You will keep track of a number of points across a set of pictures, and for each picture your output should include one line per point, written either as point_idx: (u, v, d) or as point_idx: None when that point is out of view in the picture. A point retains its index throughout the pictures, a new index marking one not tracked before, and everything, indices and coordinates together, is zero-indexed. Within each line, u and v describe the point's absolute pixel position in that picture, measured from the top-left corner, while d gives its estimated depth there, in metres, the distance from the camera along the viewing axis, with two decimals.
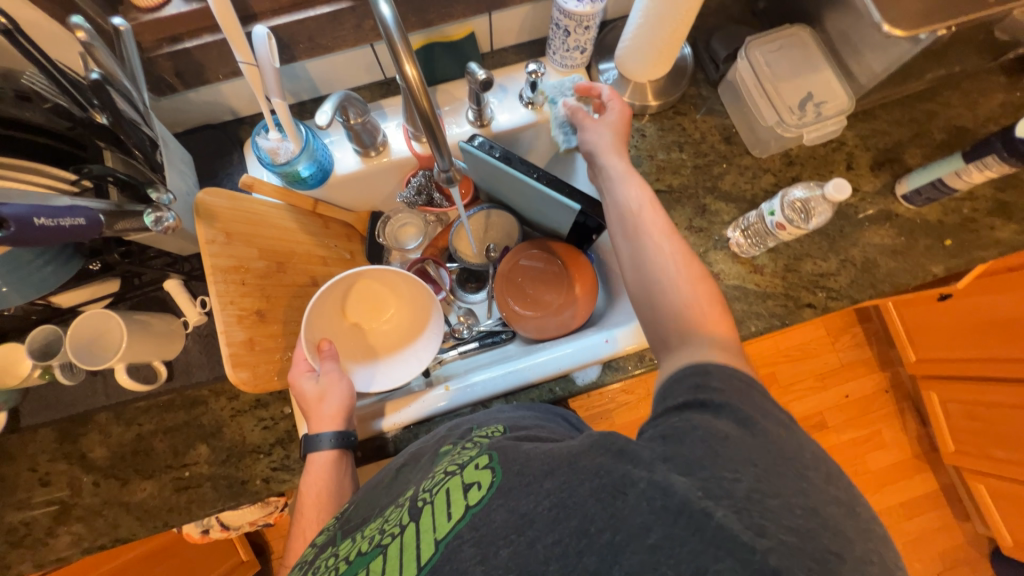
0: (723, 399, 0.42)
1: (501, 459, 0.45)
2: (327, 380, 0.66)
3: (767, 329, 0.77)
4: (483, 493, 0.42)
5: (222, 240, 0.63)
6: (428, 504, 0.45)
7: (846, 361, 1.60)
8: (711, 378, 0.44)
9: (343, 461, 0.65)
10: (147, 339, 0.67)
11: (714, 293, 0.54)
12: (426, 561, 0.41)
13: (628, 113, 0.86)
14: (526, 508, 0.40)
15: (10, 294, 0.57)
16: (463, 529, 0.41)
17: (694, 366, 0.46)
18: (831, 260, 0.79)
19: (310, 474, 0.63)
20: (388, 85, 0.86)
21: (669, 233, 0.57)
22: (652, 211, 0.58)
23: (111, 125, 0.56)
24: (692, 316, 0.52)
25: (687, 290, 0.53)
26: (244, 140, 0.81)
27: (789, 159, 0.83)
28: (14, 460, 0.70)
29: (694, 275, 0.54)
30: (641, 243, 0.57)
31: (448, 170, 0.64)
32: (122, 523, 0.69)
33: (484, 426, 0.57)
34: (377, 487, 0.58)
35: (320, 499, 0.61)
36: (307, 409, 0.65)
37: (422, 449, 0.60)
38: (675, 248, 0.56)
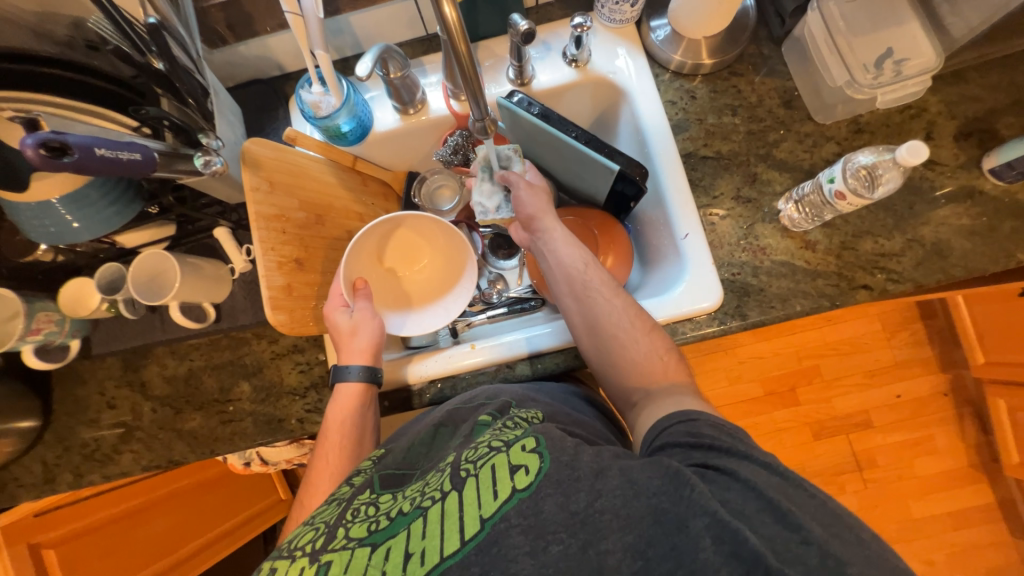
0: (727, 445, 0.46)
1: (548, 445, 0.46)
2: (360, 316, 0.69)
3: (815, 309, 0.71)
4: (531, 479, 0.44)
5: (266, 189, 0.65)
6: (472, 476, 0.45)
7: (902, 359, 1.48)
8: (701, 426, 0.49)
9: (369, 395, 0.67)
10: (199, 282, 0.72)
11: (665, 343, 0.62)
12: (471, 536, 0.42)
13: (679, 73, 0.81)
14: (577, 507, 0.42)
15: (81, 230, 0.62)
16: (510, 512, 0.42)
17: (680, 413, 0.51)
18: (896, 239, 0.72)
19: (338, 403, 0.66)
20: (430, 41, 0.84)
21: (615, 291, 0.65)
22: (600, 272, 0.66)
23: (166, 71, 0.59)
24: (652, 369, 0.60)
25: (643, 344, 0.61)
26: (289, 95, 0.82)
27: (858, 126, 0.76)
28: (86, 383, 0.78)
29: (637, 312, 0.64)
30: (592, 305, 0.64)
31: (483, 119, 0.61)
32: (176, 447, 0.76)
33: (524, 408, 0.58)
34: (416, 445, 0.60)
35: (345, 429, 0.64)
36: (339, 342, 0.68)
37: (462, 411, 0.62)
38: (625, 304, 0.64)
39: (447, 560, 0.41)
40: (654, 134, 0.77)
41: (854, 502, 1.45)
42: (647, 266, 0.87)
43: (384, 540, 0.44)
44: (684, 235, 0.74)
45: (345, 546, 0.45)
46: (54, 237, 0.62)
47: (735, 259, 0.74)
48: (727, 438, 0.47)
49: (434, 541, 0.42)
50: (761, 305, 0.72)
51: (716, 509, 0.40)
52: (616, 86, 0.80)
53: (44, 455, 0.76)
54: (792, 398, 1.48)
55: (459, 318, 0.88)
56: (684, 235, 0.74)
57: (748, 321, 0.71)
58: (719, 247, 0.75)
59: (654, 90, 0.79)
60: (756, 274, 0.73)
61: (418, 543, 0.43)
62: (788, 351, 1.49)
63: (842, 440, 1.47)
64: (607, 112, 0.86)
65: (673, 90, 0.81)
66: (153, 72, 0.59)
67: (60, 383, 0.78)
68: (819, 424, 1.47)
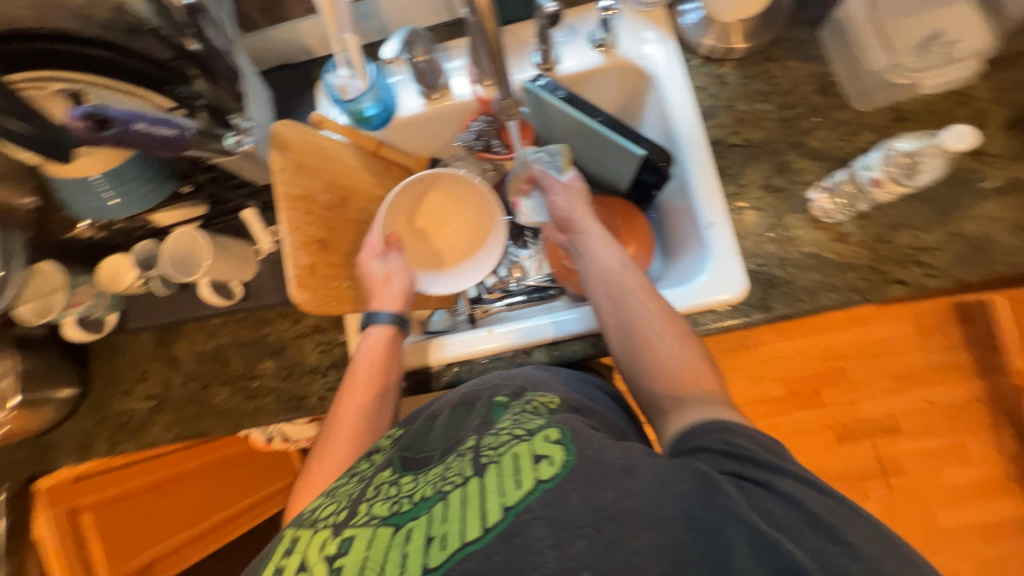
0: (765, 457, 0.45)
1: (572, 437, 0.47)
2: (394, 266, 0.72)
3: (845, 303, 0.69)
4: (556, 470, 0.44)
5: (292, 170, 0.66)
6: (493, 463, 0.46)
7: (935, 363, 1.42)
8: (740, 438, 0.47)
9: (398, 341, 0.69)
10: (227, 260, 0.74)
11: (700, 349, 0.59)
12: (492, 523, 0.42)
13: (709, 58, 0.78)
14: (603, 503, 0.42)
15: (119, 206, 0.65)
16: (534, 503, 0.43)
17: (718, 424, 0.49)
18: (935, 232, 0.69)
19: (367, 344, 0.68)
20: (456, 26, 0.84)
21: (649, 291, 0.63)
22: (634, 272, 0.65)
23: (201, 52, 0.60)
24: (685, 373, 0.57)
25: (676, 347, 0.59)
26: (316, 79, 0.83)
27: (899, 114, 0.72)
28: (122, 355, 0.81)
29: (676, 317, 0.62)
30: (626, 302, 0.62)
31: (507, 97, 0.62)
32: (202, 421, 0.79)
33: (541, 391, 0.59)
34: (433, 425, 0.59)
35: (374, 368, 0.66)
36: (374, 289, 0.71)
37: (476, 391, 0.62)
38: (659, 304, 0.62)
39: (469, 546, 0.42)
40: (681, 120, 0.75)
41: (877, 508, 1.40)
42: (669, 257, 0.85)
43: (406, 522, 0.46)
44: (709, 224, 0.72)
45: (367, 523, 0.47)
46: (94, 212, 0.65)
47: (761, 250, 0.72)
48: (763, 453, 0.46)
49: (455, 525, 0.43)
50: (788, 298, 0.70)
51: (751, 518, 0.40)
52: (643, 72, 0.79)
53: (82, 422, 0.80)
54: (815, 399, 1.44)
55: (478, 306, 0.89)
56: (710, 224, 0.72)
57: (773, 314, 0.69)
58: (745, 237, 0.73)
59: (682, 75, 0.77)
60: (783, 266, 0.71)
61: (439, 527, 0.43)
62: (813, 351, 1.45)
63: (867, 444, 1.42)
64: (632, 99, 0.85)
65: (702, 75, 0.78)
66: (190, 54, 0.61)
67: (98, 354, 0.82)
68: (843, 427, 1.43)
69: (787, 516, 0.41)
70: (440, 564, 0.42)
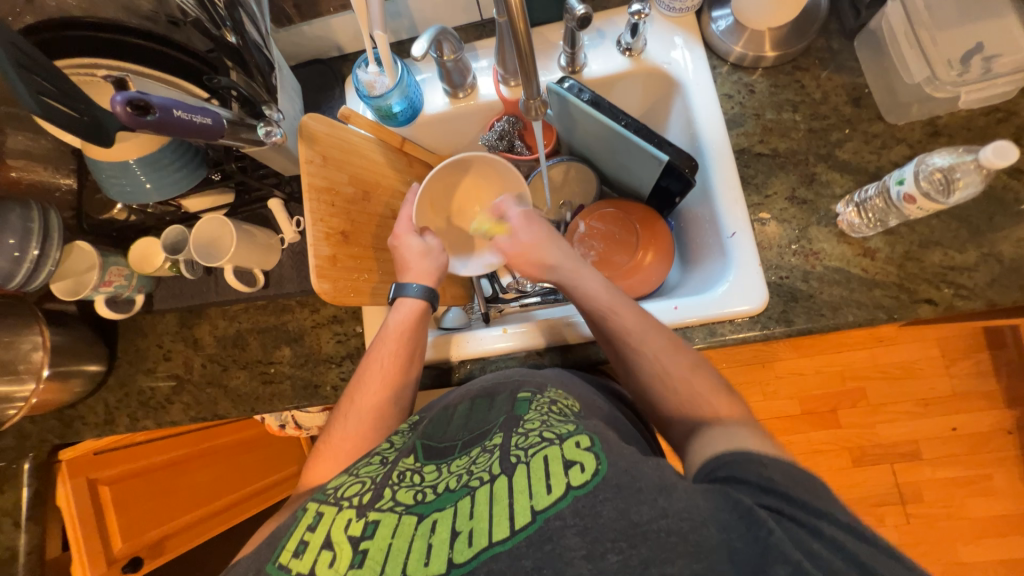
0: (807, 498, 0.41)
1: (604, 448, 0.46)
2: (431, 244, 0.73)
3: (870, 321, 0.67)
4: (588, 478, 0.43)
5: (318, 162, 0.67)
6: (522, 464, 0.46)
7: (961, 390, 1.37)
8: (775, 470, 0.43)
9: (425, 317, 0.71)
10: (252, 248, 0.76)
11: (713, 379, 0.57)
12: (519, 526, 0.42)
13: (738, 65, 0.77)
14: (638, 518, 0.41)
15: (152, 191, 0.67)
16: (566, 510, 0.42)
17: (749, 454, 0.45)
18: (969, 252, 0.67)
19: (397, 316, 0.70)
20: (484, 27, 0.85)
21: (645, 325, 0.62)
22: (627, 305, 0.64)
23: (238, 45, 0.63)
24: (698, 409, 0.55)
25: (684, 381, 0.57)
26: (345, 76, 0.85)
27: (934, 129, 0.70)
28: (147, 335, 0.84)
29: (664, 348, 0.60)
30: (620, 339, 0.62)
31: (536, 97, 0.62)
32: (220, 403, 0.81)
33: (565, 393, 0.59)
34: (455, 416, 0.60)
35: (402, 339, 0.68)
36: (409, 263, 0.71)
37: (497, 386, 0.63)
38: (658, 337, 0.61)
39: (494, 546, 0.41)
40: (706, 128, 0.75)
41: (894, 536, 1.35)
42: (688, 266, 0.84)
43: (431, 513, 0.46)
44: (731, 233, 0.71)
45: (392, 509, 0.47)
46: (128, 195, 0.67)
47: (784, 261, 0.70)
48: (802, 490, 0.42)
49: (482, 523, 0.43)
50: (809, 312, 0.68)
51: (799, 559, 0.38)
52: (670, 77, 0.78)
53: (106, 398, 0.83)
54: (832, 419, 1.40)
55: (493, 305, 0.91)
56: (731, 234, 0.71)
57: (794, 327, 0.68)
58: (768, 248, 0.71)
59: (710, 82, 0.76)
60: (806, 279, 0.69)
61: (465, 523, 0.44)
62: (830, 370, 1.41)
63: (885, 469, 1.37)
64: (657, 104, 0.84)
65: (730, 83, 0.77)
66: (226, 46, 0.63)
67: (125, 333, 0.84)
68: (861, 450, 1.38)
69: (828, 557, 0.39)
70: (468, 560, 0.41)
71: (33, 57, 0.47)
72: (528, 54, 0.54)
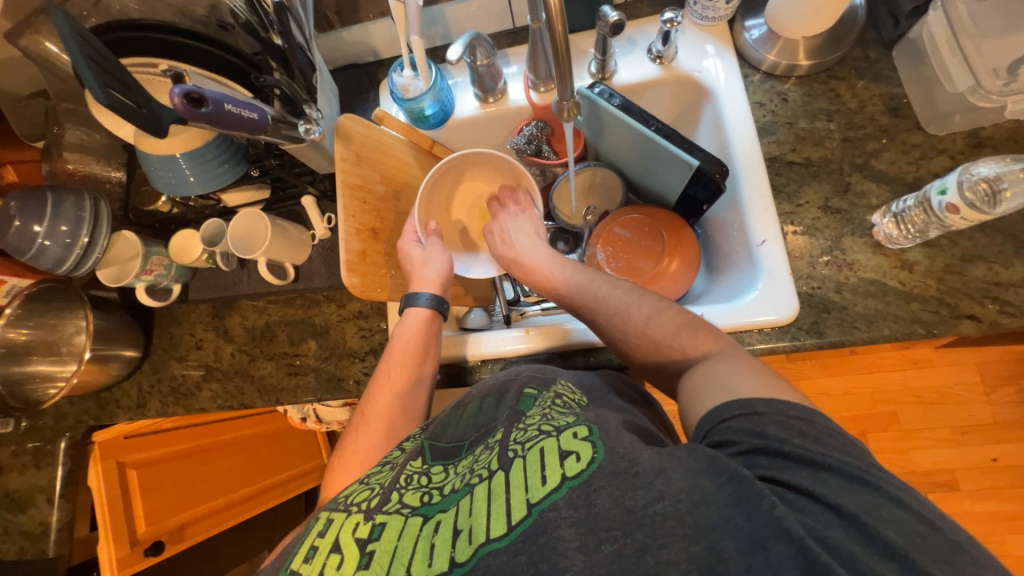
0: (800, 450, 0.42)
1: (600, 435, 0.45)
2: (431, 250, 0.74)
3: (907, 335, 0.65)
4: (583, 466, 0.42)
5: (353, 160, 0.69)
6: (520, 457, 0.46)
7: (1002, 419, 1.30)
8: (766, 421, 0.44)
9: (434, 322, 0.72)
10: (284, 242, 0.78)
11: (678, 311, 0.60)
12: (517, 520, 0.41)
13: (771, 74, 0.77)
14: (633, 504, 0.40)
15: (195, 183, 0.70)
16: (560, 501, 0.41)
17: (741, 403, 0.46)
18: (1015, 267, 0.64)
19: (404, 326, 0.71)
20: (517, 34, 0.86)
21: (607, 282, 0.67)
22: (590, 272, 0.71)
23: (283, 47, 0.65)
24: (670, 339, 0.57)
25: (651, 320, 0.60)
26: (381, 80, 0.88)
27: (978, 140, 0.68)
28: (181, 324, 0.87)
29: (621, 304, 0.63)
30: (589, 302, 0.67)
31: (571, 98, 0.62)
32: (246, 391, 0.83)
33: (571, 385, 0.59)
34: (465, 416, 0.60)
35: (408, 349, 0.69)
36: (411, 272, 0.73)
37: (508, 381, 0.62)
38: (621, 290, 0.65)
39: (493, 542, 0.41)
40: (735, 134, 0.74)
41: None
42: (715, 274, 0.83)
43: (434, 514, 0.46)
44: (761, 241, 0.70)
45: (399, 511, 0.47)
46: (173, 188, 0.70)
47: (816, 271, 0.69)
48: (797, 441, 0.43)
49: (480, 519, 0.43)
50: (842, 324, 0.66)
51: (802, 535, 0.36)
52: (701, 85, 0.78)
53: (140, 383, 0.86)
54: (861, 443, 1.34)
55: (514, 308, 0.90)
56: (761, 242, 0.70)
57: (825, 340, 0.66)
58: (798, 257, 0.70)
59: (741, 89, 0.76)
60: (839, 291, 0.67)
61: (465, 521, 0.43)
62: (861, 393, 1.36)
63: None
64: (687, 112, 0.84)
65: (762, 91, 0.77)
66: (273, 48, 0.66)
67: (160, 321, 0.88)
68: None
69: (828, 530, 0.38)
70: (468, 559, 0.41)
71: (99, 51, 0.50)
72: (565, 56, 0.55)
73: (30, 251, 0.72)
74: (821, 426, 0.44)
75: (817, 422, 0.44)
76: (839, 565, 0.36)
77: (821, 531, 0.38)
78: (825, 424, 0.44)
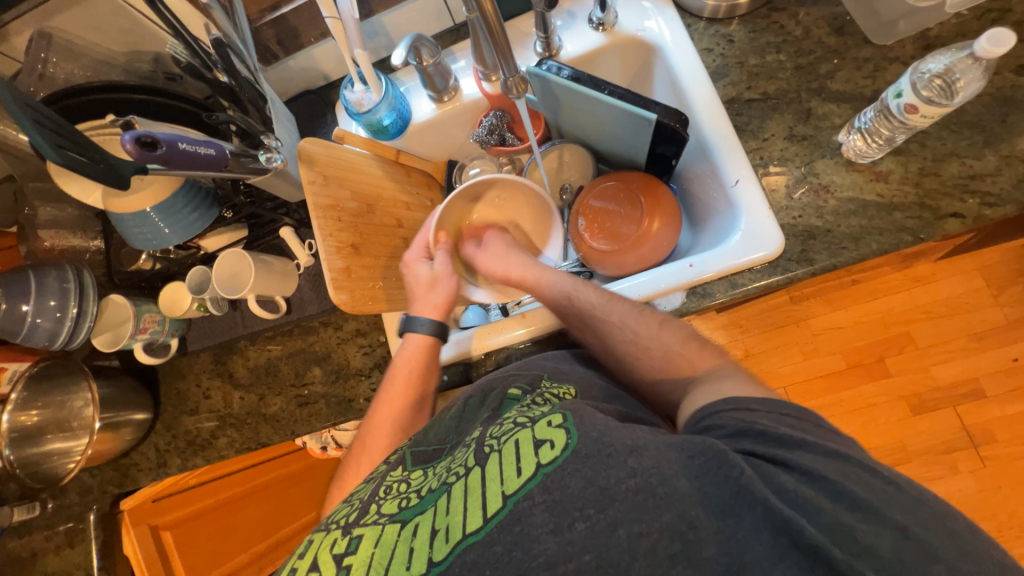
0: (782, 434, 0.42)
1: (576, 422, 0.45)
2: (438, 271, 0.75)
3: (895, 247, 0.64)
4: (557, 454, 0.43)
5: (321, 182, 0.69)
6: (495, 451, 0.46)
7: (1016, 318, 1.30)
8: (756, 416, 0.44)
9: (433, 351, 0.71)
10: (270, 276, 0.79)
11: (683, 332, 0.60)
12: (492, 513, 0.42)
13: (713, 19, 0.78)
14: (606, 483, 0.40)
15: (171, 235, 0.70)
16: (534, 490, 0.42)
17: (735, 399, 0.46)
18: (988, 157, 0.64)
19: (406, 351, 0.71)
20: (458, 31, 0.87)
21: (608, 303, 0.65)
22: (590, 291, 0.67)
23: (230, 84, 0.66)
24: (678, 362, 0.58)
25: (659, 342, 0.59)
26: (335, 101, 0.89)
27: (926, 42, 0.69)
28: (186, 377, 0.87)
29: (623, 321, 0.62)
30: (589, 322, 0.65)
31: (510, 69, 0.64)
32: (262, 430, 0.83)
33: (556, 381, 0.60)
34: (447, 419, 0.60)
35: (411, 376, 0.69)
36: (417, 294, 0.74)
37: (491, 381, 0.63)
38: (624, 312, 0.63)
39: (469, 538, 0.41)
40: (690, 85, 0.74)
41: (971, 484, 1.26)
42: (698, 226, 0.83)
43: (413, 517, 0.46)
44: (735, 180, 0.70)
45: (375, 521, 0.47)
46: (152, 243, 0.70)
47: (794, 201, 0.69)
48: (785, 429, 0.43)
49: (458, 516, 0.43)
50: (830, 247, 0.66)
51: (767, 496, 0.37)
52: (647, 44, 0.78)
53: (157, 442, 0.86)
54: (881, 369, 1.33)
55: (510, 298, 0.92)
56: (736, 181, 0.70)
57: (817, 266, 0.66)
58: (775, 191, 0.70)
59: (687, 38, 0.76)
60: (820, 215, 0.67)
61: (442, 520, 0.43)
62: (871, 319, 1.35)
63: (948, 413, 1.30)
64: (640, 72, 0.84)
65: (708, 37, 0.77)
66: (219, 86, 0.66)
67: (165, 378, 0.88)
68: (918, 397, 1.31)
69: (792, 483, 0.39)
70: (445, 557, 0.41)
71: (49, 117, 0.51)
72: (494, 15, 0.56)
73: (22, 331, 0.73)
74: (814, 423, 0.44)
75: (812, 419, 0.44)
76: (806, 521, 0.37)
77: (793, 494, 0.38)
78: (817, 419, 0.44)
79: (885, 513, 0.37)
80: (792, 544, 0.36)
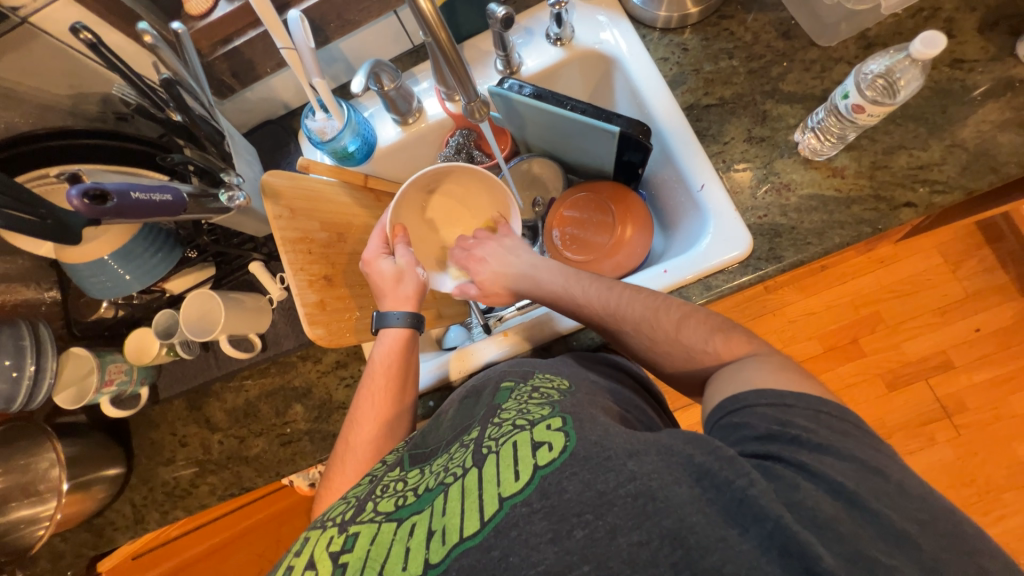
0: (814, 439, 0.42)
1: (575, 426, 0.45)
2: (402, 264, 0.71)
3: (856, 239, 0.67)
4: (555, 455, 0.42)
5: (288, 216, 0.67)
6: (493, 453, 0.45)
7: (974, 290, 1.36)
8: (793, 412, 0.44)
9: (411, 340, 0.70)
10: (243, 314, 0.76)
11: (709, 324, 0.57)
12: (489, 516, 0.41)
13: (666, 29, 0.80)
14: (604, 486, 0.40)
15: (132, 281, 0.68)
16: (532, 495, 0.41)
17: (770, 394, 0.45)
18: (933, 147, 0.68)
19: (382, 346, 0.69)
20: (417, 52, 0.88)
21: (630, 299, 0.62)
22: (612, 290, 0.64)
23: (184, 122, 0.64)
24: (702, 354, 0.55)
25: (687, 337, 0.56)
26: (297, 130, 0.88)
27: (867, 41, 0.73)
28: (160, 426, 0.83)
29: (646, 315, 0.59)
30: (611, 320, 0.61)
31: (464, 89, 0.65)
32: (245, 474, 0.80)
33: (549, 372, 0.59)
34: (448, 420, 0.59)
35: (391, 371, 0.67)
36: (383, 288, 0.70)
37: (485, 380, 0.61)
38: (646, 307, 0.60)
39: (466, 541, 0.40)
40: (651, 95, 0.76)
41: (949, 452, 1.31)
42: (669, 231, 0.84)
43: (409, 517, 0.45)
44: (701, 185, 0.72)
45: (372, 519, 0.47)
46: (111, 292, 0.67)
47: (758, 201, 0.71)
48: (823, 432, 0.42)
49: (454, 519, 0.42)
50: (796, 243, 0.68)
51: (778, 514, 0.36)
52: (605, 56, 0.80)
53: (132, 498, 0.82)
54: (855, 350, 1.38)
55: (491, 316, 0.92)
56: (702, 186, 0.71)
57: (786, 262, 0.68)
58: (740, 193, 0.72)
59: (643, 51, 0.78)
60: (784, 213, 0.70)
61: (439, 521, 0.43)
62: (842, 302, 1.40)
63: (921, 387, 1.35)
64: (600, 84, 0.86)
65: (662, 47, 0.79)
66: (174, 126, 0.65)
67: (137, 430, 0.84)
68: (893, 373, 1.36)
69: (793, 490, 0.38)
70: (441, 559, 0.40)
71: None
72: (445, 30, 0.56)
73: None
74: (852, 422, 0.43)
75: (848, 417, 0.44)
76: (822, 548, 0.35)
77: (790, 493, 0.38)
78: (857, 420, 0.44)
79: (876, 502, 0.38)
80: (790, 559, 0.35)
